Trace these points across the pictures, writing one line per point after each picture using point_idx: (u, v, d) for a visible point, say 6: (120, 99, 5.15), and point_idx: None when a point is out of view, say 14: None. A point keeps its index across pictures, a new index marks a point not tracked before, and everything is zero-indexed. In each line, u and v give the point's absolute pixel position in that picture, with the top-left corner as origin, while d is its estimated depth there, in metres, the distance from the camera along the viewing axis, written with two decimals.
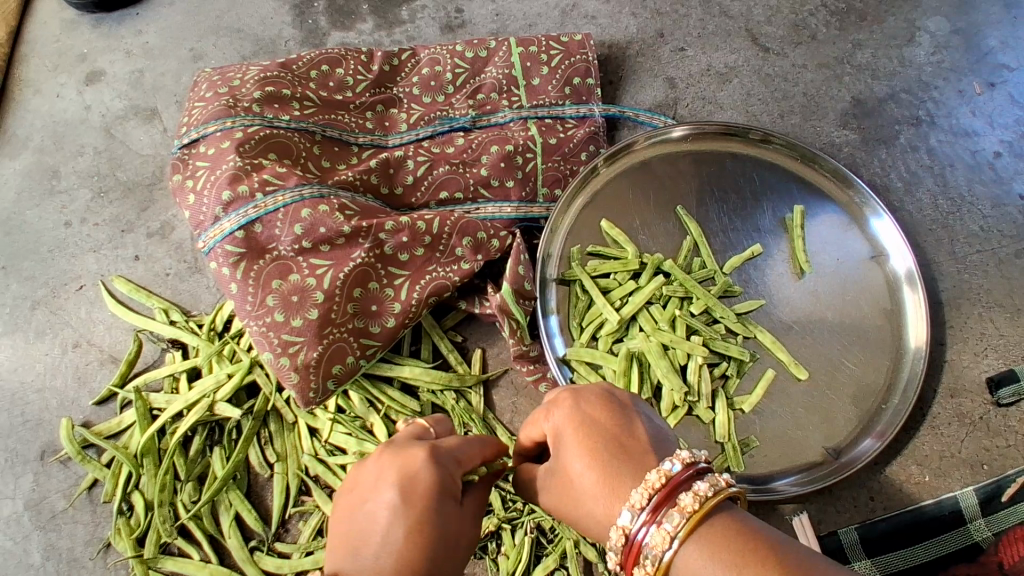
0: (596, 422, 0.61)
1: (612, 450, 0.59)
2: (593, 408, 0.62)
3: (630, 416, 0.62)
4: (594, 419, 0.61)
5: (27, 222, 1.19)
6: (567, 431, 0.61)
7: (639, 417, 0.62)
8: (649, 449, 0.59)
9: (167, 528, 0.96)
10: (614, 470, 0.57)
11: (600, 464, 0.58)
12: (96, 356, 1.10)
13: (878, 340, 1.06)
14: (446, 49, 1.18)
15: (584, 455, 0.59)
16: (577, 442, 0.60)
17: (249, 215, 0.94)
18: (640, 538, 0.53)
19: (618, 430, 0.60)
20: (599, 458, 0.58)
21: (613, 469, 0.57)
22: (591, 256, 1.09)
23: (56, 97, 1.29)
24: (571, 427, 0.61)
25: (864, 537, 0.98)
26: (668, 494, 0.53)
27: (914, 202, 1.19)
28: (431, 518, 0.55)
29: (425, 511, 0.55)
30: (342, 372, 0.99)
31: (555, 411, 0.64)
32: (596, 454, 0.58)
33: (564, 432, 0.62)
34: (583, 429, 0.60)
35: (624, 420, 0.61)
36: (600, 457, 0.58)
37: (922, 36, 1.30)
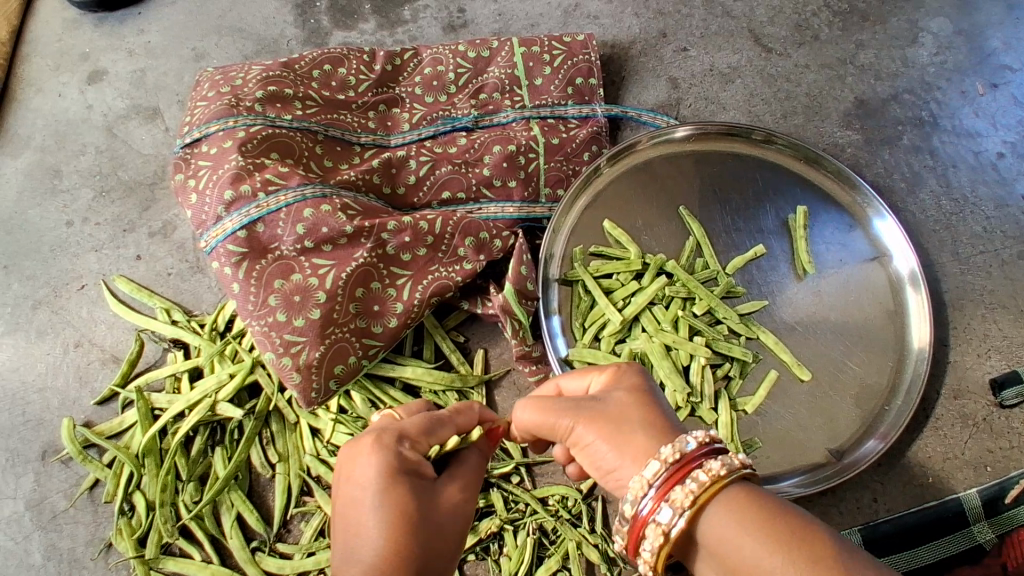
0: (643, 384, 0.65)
1: (661, 402, 0.62)
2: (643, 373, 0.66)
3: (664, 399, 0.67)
4: (645, 378, 0.65)
5: (28, 221, 1.19)
6: (619, 381, 0.64)
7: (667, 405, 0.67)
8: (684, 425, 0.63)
9: (168, 528, 0.96)
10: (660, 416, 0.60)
11: (647, 408, 0.60)
12: (97, 356, 1.10)
13: (881, 340, 1.06)
14: (449, 49, 1.18)
15: (643, 394, 0.62)
16: (630, 388, 0.63)
17: (251, 215, 0.94)
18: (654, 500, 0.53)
19: (662, 396, 0.64)
20: (649, 404, 0.61)
21: (658, 414, 0.60)
22: (593, 256, 1.09)
23: (58, 97, 1.29)
24: (622, 380, 0.64)
25: (867, 539, 0.98)
26: (692, 458, 0.53)
27: (917, 203, 1.18)
28: (401, 498, 0.55)
29: (393, 494, 0.54)
30: (344, 372, 0.99)
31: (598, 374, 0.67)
32: (647, 401, 0.61)
33: (615, 383, 0.64)
34: (638, 383, 0.64)
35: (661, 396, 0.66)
36: (649, 404, 0.61)
37: (925, 37, 1.29)
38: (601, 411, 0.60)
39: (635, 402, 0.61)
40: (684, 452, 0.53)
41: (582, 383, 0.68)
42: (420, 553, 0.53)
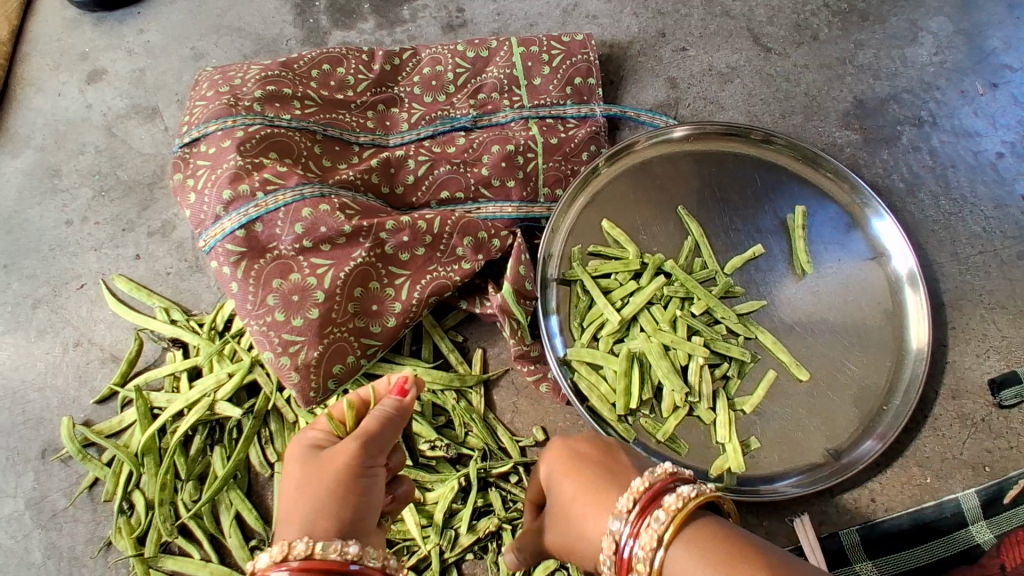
0: (581, 454, 0.71)
1: (600, 469, 0.68)
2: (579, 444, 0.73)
3: (613, 450, 0.72)
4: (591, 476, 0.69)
5: (29, 220, 1.19)
6: (561, 466, 0.71)
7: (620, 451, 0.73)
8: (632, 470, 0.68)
9: (167, 527, 0.96)
10: (602, 484, 0.66)
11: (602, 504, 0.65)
12: (97, 355, 1.10)
13: (879, 340, 1.06)
14: (447, 49, 1.18)
15: (599, 491, 0.66)
16: (569, 472, 0.69)
17: (250, 214, 0.94)
18: (630, 536, 0.58)
19: (607, 458, 0.71)
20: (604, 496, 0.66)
21: (597, 484, 0.66)
22: (591, 256, 1.09)
23: (58, 96, 1.29)
24: (563, 463, 0.71)
25: (866, 538, 0.98)
26: (652, 500, 0.59)
27: (916, 203, 1.18)
28: (298, 479, 0.65)
29: (291, 483, 0.65)
30: (343, 372, 0.99)
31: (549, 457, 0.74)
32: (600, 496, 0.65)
33: (555, 469, 0.71)
34: (575, 463, 0.70)
35: (608, 452, 0.72)
36: (588, 477, 0.68)
37: (924, 37, 1.29)
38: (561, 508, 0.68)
39: (580, 479, 0.68)
40: (646, 494, 0.60)
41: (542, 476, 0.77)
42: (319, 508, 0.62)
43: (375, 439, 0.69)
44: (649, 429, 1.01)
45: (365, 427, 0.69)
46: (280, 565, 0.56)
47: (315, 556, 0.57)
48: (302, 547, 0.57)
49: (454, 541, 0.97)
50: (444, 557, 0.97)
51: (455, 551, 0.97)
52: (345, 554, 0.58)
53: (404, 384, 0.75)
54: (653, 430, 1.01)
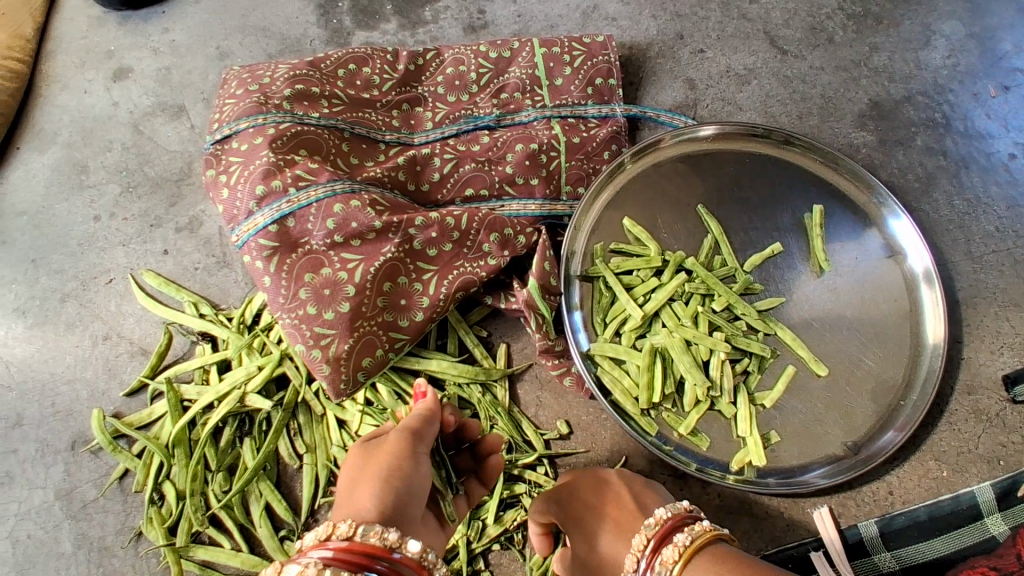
0: (608, 512, 0.82)
1: (608, 511, 0.82)
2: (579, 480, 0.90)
3: (609, 484, 0.88)
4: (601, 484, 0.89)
5: (56, 216, 1.21)
6: (577, 518, 0.84)
7: (618, 485, 0.87)
8: (638, 510, 0.81)
9: (198, 517, 0.97)
10: (619, 540, 0.78)
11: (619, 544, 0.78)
12: (126, 348, 1.12)
13: (896, 336, 1.08)
14: (470, 50, 1.20)
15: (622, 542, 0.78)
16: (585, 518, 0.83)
17: (283, 210, 0.96)
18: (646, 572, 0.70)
19: (602, 493, 0.86)
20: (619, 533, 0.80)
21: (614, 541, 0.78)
22: (613, 253, 1.11)
23: (84, 93, 1.31)
24: (578, 515, 0.84)
25: (884, 531, 1.01)
26: (660, 537, 0.71)
27: (930, 203, 1.21)
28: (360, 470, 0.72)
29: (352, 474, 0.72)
30: (372, 364, 1.00)
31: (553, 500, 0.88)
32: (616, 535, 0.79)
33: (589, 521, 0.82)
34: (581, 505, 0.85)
35: (608, 488, 0.87)
36: (607, 536, 0.79)
37: (937, 40, 1.32)
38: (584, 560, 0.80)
39: (596, 530, 0.81)
40: (655, 531, 0.72)
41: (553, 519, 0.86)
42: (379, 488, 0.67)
43: (418, 430, 0.78)
44: (671, 423, 1.03)
45: (407, 423, 0.79)
46: (324, 544, 0.58)
47: (357, 537, 0.59)
48: (345, 527, 0.59)
49: (481, 531, 0.99)
50: (472, 547, 0.99)
51: (482, 540, 0.99)
52: (385, 539, 0.60)
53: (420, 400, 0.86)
54: (675, 423, 1.03)
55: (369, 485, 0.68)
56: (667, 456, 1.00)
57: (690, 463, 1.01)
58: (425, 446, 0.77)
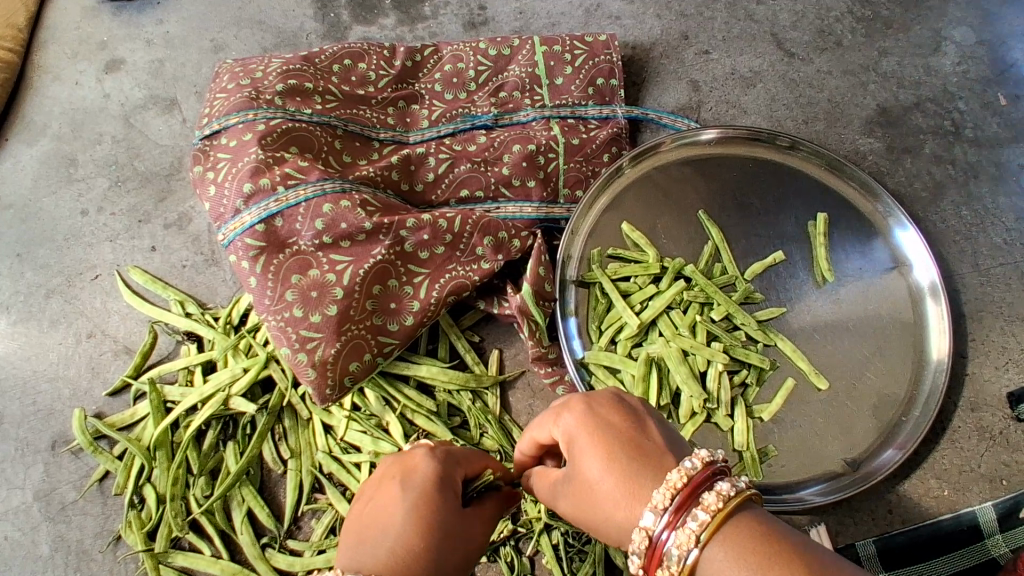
0: (611, 424, 0.59)
1: (630, 445, 0.58)
2: (607, 415, 0.60)
3: (643, 420, 0.61)
4: (614, 424, 0.60)
5: (44, 209, 1.18)
6: (583, 435, 0.59)
7: (652, 422, 0.61)
8: (665, 449, 0.58)
9: (178, 522, 0.95)
10: (641, 474, 0.56)
11: (619, 468, 0.56)
12: (110, 347, 1.09)
13: (901, 350, 1.05)
14: (469, 46, 1.17)
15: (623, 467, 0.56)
16: (592, 442, 0.58)
17: (270, 209, 0.94)
18: (663, 537, 0.52)
19: (633, 431, 0.59)
20: (629, 468, 0.56)
21: (630, 468, 0.56)
22: (611, 258, 1.08)
23: (75, 85, 1.28)
24: (585, 432, 0.59)
25: (882, 550, 0.96)
26: (689, 492, 0.52)
27: (938, 213, 1.17)
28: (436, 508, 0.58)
29: (424, 499, 0.58)
30: (359, 370, 0.98)
31: (565, 414, 0.62)
32: (613, 456, 0.57)
33: (578, 432, 0.60)
34: (598, 432, 0.59)
35: (639, 422, 0.60)
36: (623, 460, 0.57)
37: (948, 46, 1.28)
38: (582, 489, 0.59)
39: (614, 455, 0.57)
40: (682, 485, 0.53)
41: (551, 427, 0.63)
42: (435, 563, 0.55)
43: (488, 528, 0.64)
44: None
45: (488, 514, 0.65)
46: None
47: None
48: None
49: None
50: None
51: None
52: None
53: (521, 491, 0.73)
54: None
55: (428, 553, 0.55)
56: None
57: None
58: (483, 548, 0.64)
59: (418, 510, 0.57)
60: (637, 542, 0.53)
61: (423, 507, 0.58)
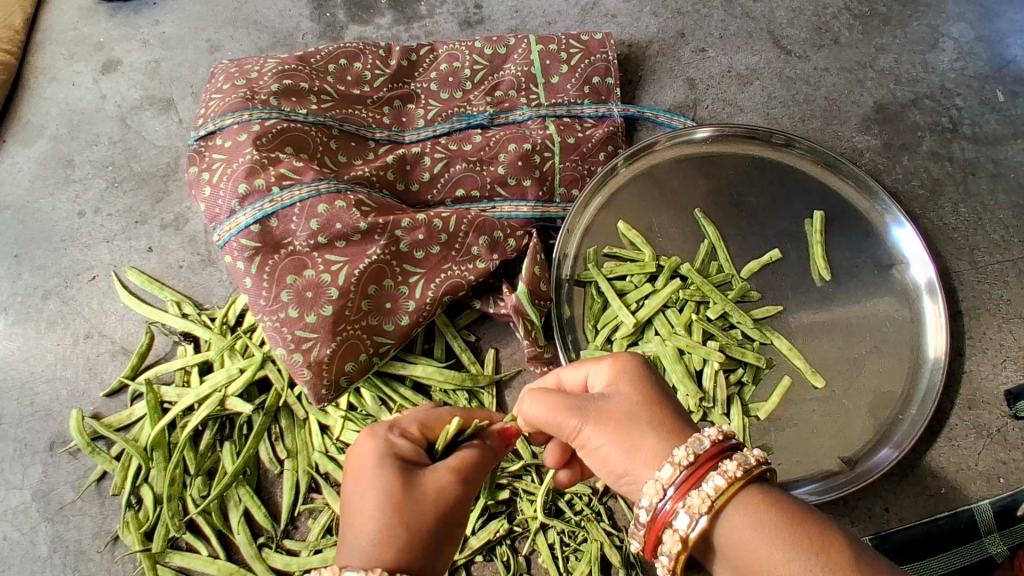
0: (639, 386, 0.61)
1: (668, 401, 0.61)
2: (651, 371, 0.64)
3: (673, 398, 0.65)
4: (642, 383, 0.62)
5: (41, 210, 1.19)
6: (628, 375, 0.62)
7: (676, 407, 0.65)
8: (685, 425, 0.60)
9: (175, 522, 0.95)
10: (675, 423, 0.59)
11: (637, 423, 0.58)
12: (107, 348, 1.10)
13: (897, 348, 1.04)
14: (465, 45, 1.17)
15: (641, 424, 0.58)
16: (636, 382, 0.61)
17: (265, 209, 0.94)
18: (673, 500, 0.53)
19: (669, 394, 0.63)
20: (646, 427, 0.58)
21: (668, 416, 0.59)
22: (607, 257, 1.08)
23: (72, 86, 1.28)
24: (630, 373, 0.62)
25: (879, 548, 0.96)
26: (708, 459, 0.54)
27: (935, 210, 1.17)
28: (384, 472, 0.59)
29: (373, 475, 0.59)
30: (355, 369, 0.98)
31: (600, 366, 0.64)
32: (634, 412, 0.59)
33: (608, 382, 0.62)
34: (626, 384, 0.61)
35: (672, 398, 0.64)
36: (661, 408, 0.60)
37: (946, 43, 1.28)
38: (607, 413, 0.59)
39: (654, 399, 0.60)
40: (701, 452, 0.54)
41: (585, 370, 0.66)
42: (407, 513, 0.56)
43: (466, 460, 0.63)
44: None
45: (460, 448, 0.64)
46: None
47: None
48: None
49: (463, 543, 0.96)
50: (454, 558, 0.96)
51: (464, 552, 0.96)
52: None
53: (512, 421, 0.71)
54: None
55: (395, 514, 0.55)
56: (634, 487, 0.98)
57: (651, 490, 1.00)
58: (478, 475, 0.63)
59: (382, 498, 0.56)
60: (647, 500, 0.55)
61: (387, 496, 0.56)
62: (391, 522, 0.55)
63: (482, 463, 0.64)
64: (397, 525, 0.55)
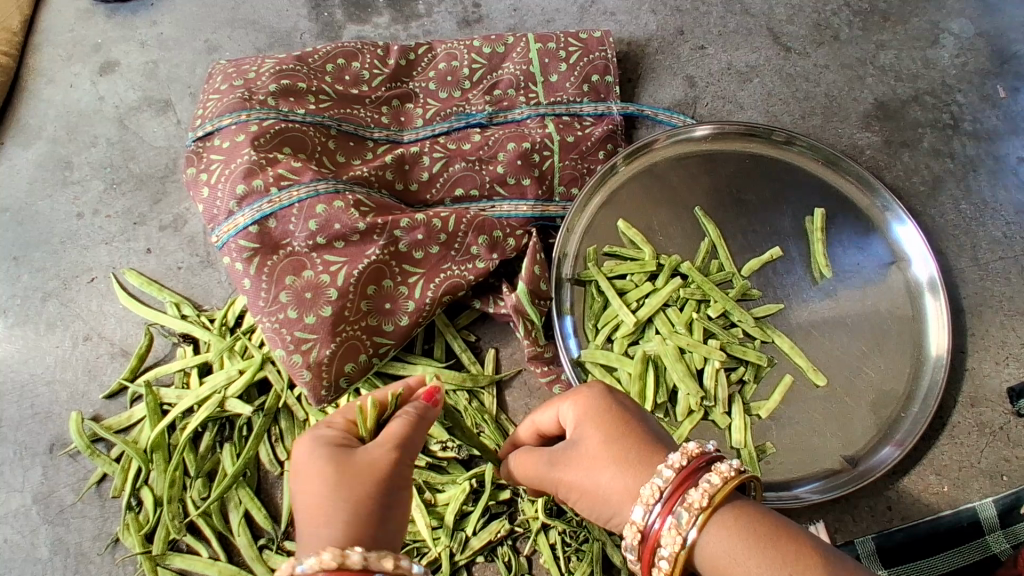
0: (617, 411, 0.62)
1: (631, 428, 0.61)
2: (612, 399, 0.63)
3: (645, 414, 0.64)
4: (618, 407, 0.62)
5: (39, 212, 1.19)
6: (587, 412, 0.62)
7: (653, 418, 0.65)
8: (664, 442, 0.61)
9: (175, 524, 0.95)
10: (636, 450, 0.59)
11: (617, 448, 0.59)
12: (107, 350, 1.09)
13: (899, 346, 1.04)
14: (463, 44, 1.16)
15: (620, 450, 0.59)
16: (595, 418, 0.62)
17: (263, 210, 0.93)
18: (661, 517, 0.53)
19: (634, 417, 0.62)
20: (627, 448, 0.59)
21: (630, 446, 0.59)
22: (607, 256, 1.07)
23: (70, 87, 1.28)
24: (588, 410, 0.62)
25: (881, 547, 0.96)
26: (692, 471, 0.54)
27: (936, 207, 1.17)
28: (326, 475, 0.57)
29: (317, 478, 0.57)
30: (355, 370, 0.98)
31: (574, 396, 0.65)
32: (614, 439, 0.60)
33: (586, 412, 0.62)
34: (602, 414, 0.62)
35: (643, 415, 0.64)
36: (622, 439, 0.60)
37: (946, 38, 1.27)
38: (586, 446, 0.60)
39: (615, 432, 0.60)
40: (685, 464, 0.55)
41: (554, 408, 0.67)
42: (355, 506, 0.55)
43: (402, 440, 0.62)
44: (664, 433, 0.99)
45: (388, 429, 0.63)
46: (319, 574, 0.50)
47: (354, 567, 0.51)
48: (354, 555, 0.51)
49: (464, 543, 0.96)
50: (455, 559, 0.96)
51: (466, 553, 0.96)
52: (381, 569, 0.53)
53: (432, 389, 0.68)
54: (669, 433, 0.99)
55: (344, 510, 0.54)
56: None
57: None
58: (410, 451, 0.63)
59: (326, 485, 0.56)
60: (636, 519, 0.55)
61: (331, 482, 0.56)
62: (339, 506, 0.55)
63: (417, 436, 0.65)
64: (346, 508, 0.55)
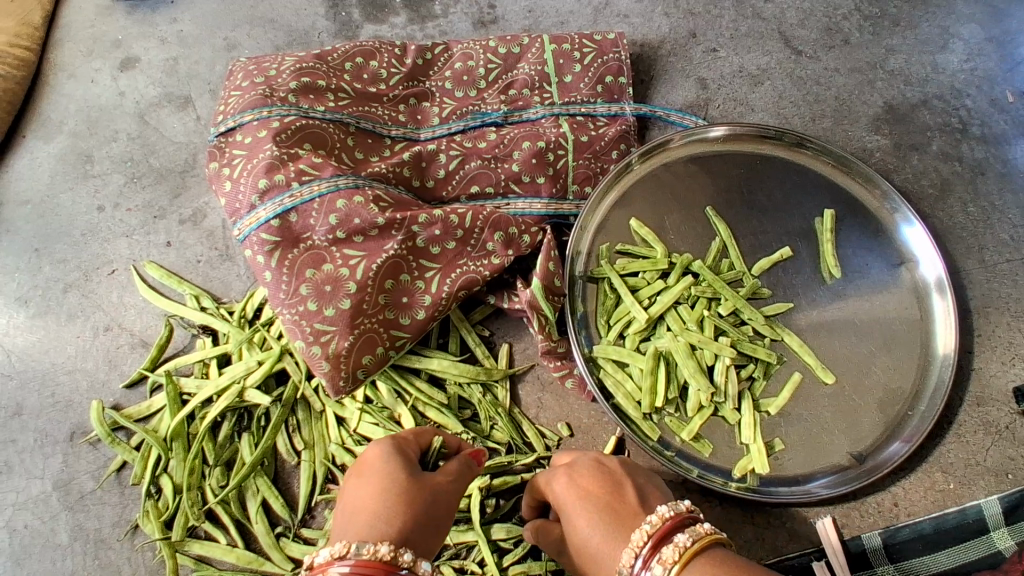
0: (588, 490, 0.78)
1: (599, 508, 0.75)
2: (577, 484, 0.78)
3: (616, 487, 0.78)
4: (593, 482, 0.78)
5: (61, 205, 1.21)
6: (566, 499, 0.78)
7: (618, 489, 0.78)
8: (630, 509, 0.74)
9: (194, 511, 0.97)
10: (611, 528, 0.72)
11: (589, 514, 0.75)
12: (127, 340, 1.11)
13: (908, 345, 1.05)
14: (479, 44, 1.18)
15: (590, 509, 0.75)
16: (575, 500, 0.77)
17: (285, 204, 0.95)
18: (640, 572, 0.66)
19: (607, 496, 0.76)
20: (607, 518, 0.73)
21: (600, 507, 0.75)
22: (619, 254, 1.09)
23: (91, 82, 1.30)
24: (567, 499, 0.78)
25: (887, 543, 0.98)
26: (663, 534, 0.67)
27: (945, 209, 1.18)
28: (391, 474, 0.72)
29: (378, 475, 0.72)
30: (372, 363, 1.00)
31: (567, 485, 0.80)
32: (589, 513, 0.75)
33: (564, 494, 0.79)
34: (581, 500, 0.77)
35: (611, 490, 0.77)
36: (595, 508, 0.75)
37: (956, 43, 1.29)
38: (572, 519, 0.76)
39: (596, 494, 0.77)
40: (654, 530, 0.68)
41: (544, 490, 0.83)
42: (407, 503, 0.69)
43: (452, 474, 0.77)
44: (674, 428, 1.01)
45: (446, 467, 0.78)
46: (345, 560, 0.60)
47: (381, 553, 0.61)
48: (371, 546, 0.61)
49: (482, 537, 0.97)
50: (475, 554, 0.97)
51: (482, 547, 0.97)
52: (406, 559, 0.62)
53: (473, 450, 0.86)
54: (679, 428, 1.01)
55: (398, 503, 0.69)
56: (669, 462, 0.98)
57: (693, 469, 0.99)
58: (454, 490, 0.76)
59: (383, 485, 0.71)
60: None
61: (391, 485, 0.71)
62: (383, 492, 0.70)
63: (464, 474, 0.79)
64: (390, 492, 0.70)
